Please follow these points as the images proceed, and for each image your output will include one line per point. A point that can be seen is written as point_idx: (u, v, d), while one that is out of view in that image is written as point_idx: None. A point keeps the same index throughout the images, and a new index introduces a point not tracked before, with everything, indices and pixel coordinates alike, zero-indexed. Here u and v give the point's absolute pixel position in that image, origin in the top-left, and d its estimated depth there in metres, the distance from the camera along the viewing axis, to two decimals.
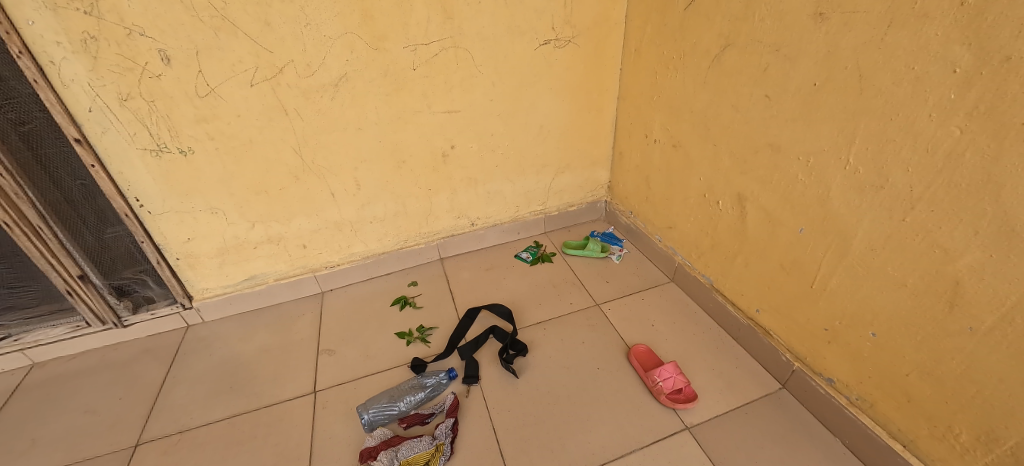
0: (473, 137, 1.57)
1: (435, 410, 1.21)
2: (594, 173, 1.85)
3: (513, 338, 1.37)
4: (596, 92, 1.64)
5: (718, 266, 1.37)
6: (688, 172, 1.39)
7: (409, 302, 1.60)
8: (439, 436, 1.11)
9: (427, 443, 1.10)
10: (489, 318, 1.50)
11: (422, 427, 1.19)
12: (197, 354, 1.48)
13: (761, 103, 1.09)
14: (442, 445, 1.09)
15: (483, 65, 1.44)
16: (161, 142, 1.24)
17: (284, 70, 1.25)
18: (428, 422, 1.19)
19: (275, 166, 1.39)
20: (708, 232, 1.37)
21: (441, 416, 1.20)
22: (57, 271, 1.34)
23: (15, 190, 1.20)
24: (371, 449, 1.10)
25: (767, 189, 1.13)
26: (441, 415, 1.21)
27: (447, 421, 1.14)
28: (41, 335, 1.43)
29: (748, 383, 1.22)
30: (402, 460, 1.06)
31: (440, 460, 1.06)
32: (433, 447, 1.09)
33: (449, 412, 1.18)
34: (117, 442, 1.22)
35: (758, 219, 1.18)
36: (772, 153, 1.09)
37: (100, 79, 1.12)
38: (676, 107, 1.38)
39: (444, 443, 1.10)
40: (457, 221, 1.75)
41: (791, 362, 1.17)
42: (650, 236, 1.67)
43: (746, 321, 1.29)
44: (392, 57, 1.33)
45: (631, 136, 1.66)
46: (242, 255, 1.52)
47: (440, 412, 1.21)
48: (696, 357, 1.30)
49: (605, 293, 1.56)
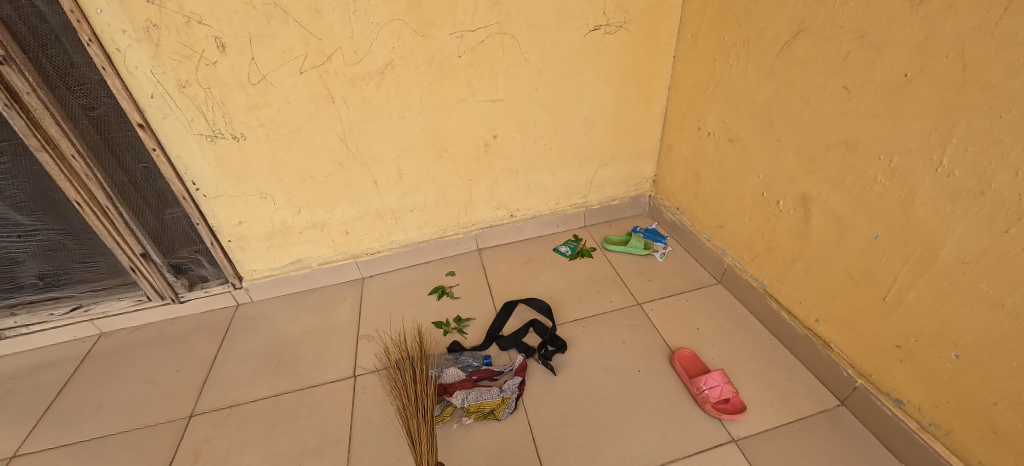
0: (516, 127, 1.53)
1: (504, 368, 1.28)
2: (639, 166, 1.77)
3: (552, 334, 1.35)
4: (646, 81, 1.56)
5: (773, 271, 1.29)
6: (745, 169, 1.30)
7: (446, 292, 1.60)
8: (505, 390, 1.19)
9: (494, 393, 1.18)
10: (525, 311, 1.49)
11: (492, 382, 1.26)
12: (246, 332, 1.55)
13: (836, 96, 0.99)
14: (505, 399, 1.17)
15: (529, 53, 1.39)
16: (216, 128, 1.28)
17: (333, 58, 1.25)
18: (497, 378, 1.26)
19: (321, 153, 1.41)
20: (764, 234, 1.28)
21: (509, 375, 1.27)
22: (122, 248, 1.42)
23: (86, 172, 1.27)
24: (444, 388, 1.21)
25: (839, 190, 1.03)
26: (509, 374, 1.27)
27: (513, 379, 1.21)
28: (109, 307, 1.53)
29: (802, 397, 1.15)
30: (472, 403, 1.16)
31: (504, 412, 1.15)
32: (500, 397, 1.17)
33: (518, 371, 1.24)
34: (175, 411, 1.30)
35: (824, 223, 1.09)
36: (846, 152, 0.99)
37: (161, 66, 1.16)
38: (735, 99, 1.29)
39: (510, 397, 1.17)
40: (496, 212, 1.72)
41: (853, 378, 1.09)
42: (698, 234, 1.59)
43: (803, 331, 1.21)
44: (437, 44, 1.31)
45: (682, 128, 1.57)
46: (288, 239, 1.56)
47: (509, 371, 1.27)
48: (745, 365, 1.23)
49: (647, 293, 1.50)
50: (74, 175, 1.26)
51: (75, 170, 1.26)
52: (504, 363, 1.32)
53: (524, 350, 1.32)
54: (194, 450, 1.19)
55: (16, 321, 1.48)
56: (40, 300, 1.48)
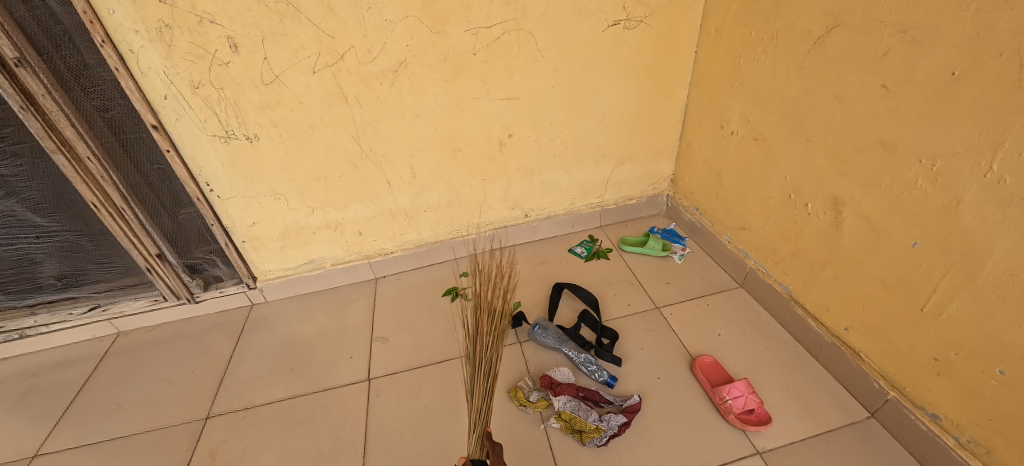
0: (532, 125, 1.49)
1: (614, 400, 1.16)
2: (657, 165, 1.72)
3: (603, 326, 1.33)
4: (666, 77, 1.51)
5: (799, 276, 1.24)
6: (771, 170, 1.25)
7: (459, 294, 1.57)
8: (604, 421, 1.08)
9: (591, 417, 1.09)
10: (574, 301, 1.50)
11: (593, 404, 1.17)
12: (261, 332, 1.55)
13: (874, 95, 0.93)
14: (601, 429, 1.06)
15: (546, 49, 1.35)
16: (229, 129, 1.27)
17: (345, 56, 1.23)
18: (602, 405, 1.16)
19: (335, 153, 1.39)
20: (790, 238, 1.23)
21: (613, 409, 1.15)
22: (138, 249, 1.42)
23: (102, 173, 1.27)
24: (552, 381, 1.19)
25: (874, 195, 0.98)
26: (614, 407, 1.15)
27: (618, 417, 1.09)
28: (125, 307, 1.54)
29: (830, 408, 1.10)
30: (565, 411, 1.10)
31: (588, 442, 1.05)
32: (595, 425, 1.07)
33: (627, 411, 1.11)
34: (191, 411, 1.30)
35: (857, 227, 1.04)
36: (883, 154, 0.94)
37: (174, 67, 1.15)
38: (761, 96, 1.23)
39: (604, 430, 1.07)
40: (510, 212, 1.69)
41: (885, 390, 1.05)
42: (718, 235, 1.54)
43: (831, 339, 1.16)
44: (452, 41, 1.27)
45: (703, 126, 1.52)
46: (301, 240, 1.55)
47: (616, 404, 1.15)
48: (769, 373, 1.19)
49: (666, 296, 1.46)
50: (90, 177, 1.27)
51: (90, 171, 1.26)
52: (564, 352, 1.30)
53: (582, 344, 1.30)
54: (210, 452, 1.19)
55: (36, 320, 1.50)
56: (59, 300, 1.50)
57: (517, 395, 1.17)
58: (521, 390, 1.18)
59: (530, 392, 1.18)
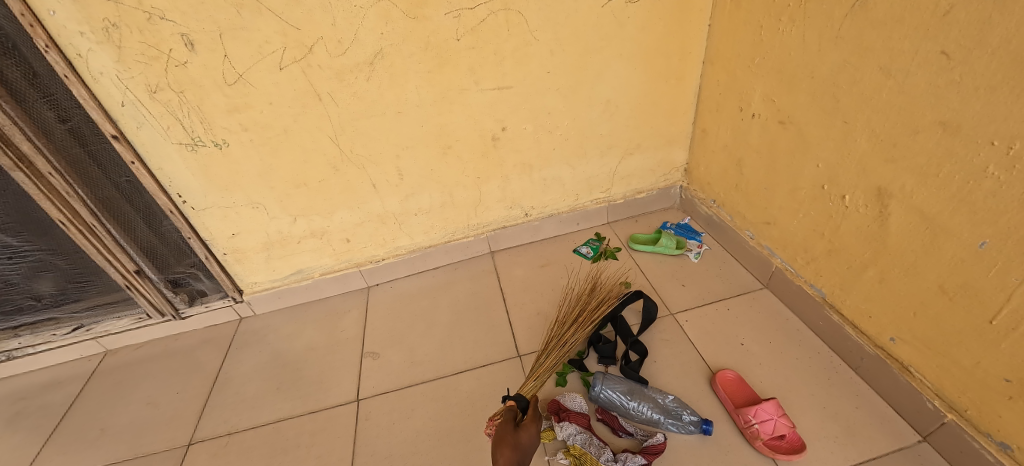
0: (528, 117, 1.36)
1: (635, 431, 1.02)
2: (670, 154, 1.57)
3: (635, 339, 1.18)
4: (677, 56, 1.35)
5: (835, 278, 1.08)
6: (802, 157, 1.09)
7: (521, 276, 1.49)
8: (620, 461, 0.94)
9: (603, 457, 0.95)
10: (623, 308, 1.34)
11: (610, 436, 1.03)
12: (249, 348, 1.46)
13: (932, 64, 0.77)
14: None
15: (539, 31, 1.21)
16: (196, 135, 1.17)
17: (314, 49, 1.11)
18: (621, 436, 1.02)
19: (313, 157, 1.27)
20: (824, 234, 1.08)
21: (635, 444, 1.00)
22: (114, 266, 1.35)
23: (67, 189, 1.19)
24: (560, 409, 1.07)
25: (930, 185, 0.82)
26: (636, 442, 1.01)
27: (637, 458, 0.93)
28: (110, 326, 1.48)
29: (874, 431, 0.96)
30: (573, 445, 0.98)
31: None
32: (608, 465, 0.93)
33: (648, 449, 0.95)
34: (174, 438, 1.23)
35: (908, 224, 0.88)
36: (944, 135, 0.78)
37: (127, 71, 1.05)
38: (788, 73, 1.07)
39: None
40: (509, 211, 1.56)
41: (941, 412, 0.90)
42: (739, 231, 1.39)
43: (874, 351, 1.01)
44: (432, 27, 1.14)
45: (721, 109, 1.35)
46: (286, 250, 1.45)
47: (639, 437, 1.01)
48: (801, 390, 1.05)
49: (681, 300, 1.32)
50: (54, 194, 1.19)
51: (54, 187, 1.18)
52: (591, 365, 1.19)
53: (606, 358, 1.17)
54: None
55: (21, 342, 1.45)
56: (41, 321, 1.44)
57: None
58: None
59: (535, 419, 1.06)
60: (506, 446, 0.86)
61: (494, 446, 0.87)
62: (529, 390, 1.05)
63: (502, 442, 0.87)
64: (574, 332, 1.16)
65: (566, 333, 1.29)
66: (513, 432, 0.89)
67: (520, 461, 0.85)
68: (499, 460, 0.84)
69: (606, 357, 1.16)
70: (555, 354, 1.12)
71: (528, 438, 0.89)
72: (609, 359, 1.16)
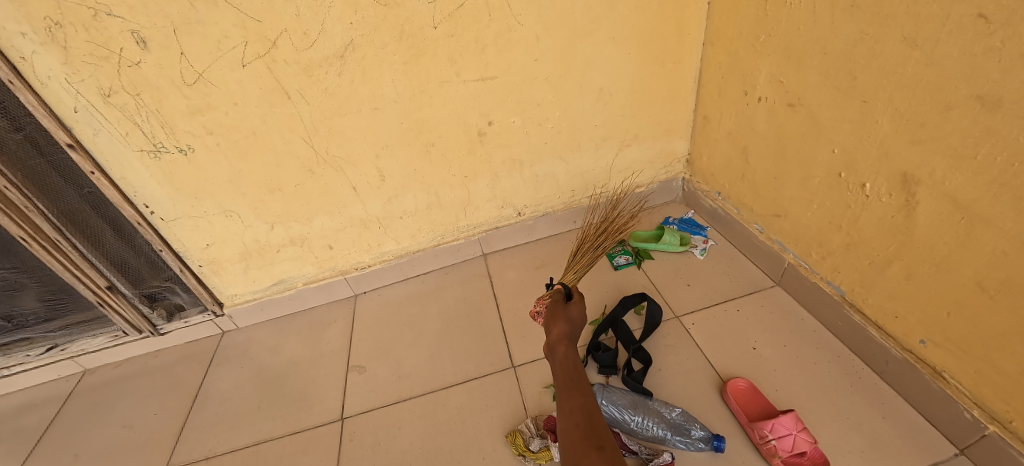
0: (516, 109, 1.26)
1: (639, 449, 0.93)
2: (670, 144, 1.47)
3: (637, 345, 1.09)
4: (674, 38, 1.25)
5: (854, 275, 0.98)
6: (814, 142, 0.99)
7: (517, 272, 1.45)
8: None
9: None
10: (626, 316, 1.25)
11: None
12: (230, 364, 1.39)
13: (967, 29, 0.67)
14: None
15: (523, 15, 1.11)
16: (157, 141, 1.09)
17: (278, 43, 1.02)
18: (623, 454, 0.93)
19: (286, 160, 1.19)
20: (841, 227, 0.98)
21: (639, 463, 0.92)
22: (84, 283, 1.27)
23: (25, 203, 1.11)
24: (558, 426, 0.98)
25: (965, 169, 0.72)
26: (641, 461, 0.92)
27: None
28: (86, 345, 1.41)
29: (904, 444, 0.86)
30: None
31: None
32: None
33: None
34: (150, 463, 1.16)
35: (939, 214, 0.78)
36: (981, 111, 0.68)
37: (77, 73, 0.97)
38: (797, 50, 0.97)
39: None
40: (501, 211, 1.47)
41: (981, 423, 0.80)
42: (747, 225, 1.29)
43: (902, 355, 0.91)
44: (406, 14, 1.04)
45: (724, 94, 1.25)
46: (265, 259, 1.37)
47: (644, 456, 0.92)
48: (821, 399, 0.96)
49: (686, 301, 1.23)
50: (12, 209, 1.11)
51: (12, 202, 1.11)
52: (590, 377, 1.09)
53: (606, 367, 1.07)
54: None
55: None
56: (13, 342, 1.37)
57: (515, 443, 0.97)
58: (520, 436, 0.98)
59: (530, 438, 0.98)
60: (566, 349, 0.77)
61: (548, 322, 0.85)
62: (571, 277, 1.09)
63: (554, 318, 0.85)
64: (600, 236, 1.24)
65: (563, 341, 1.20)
66: (565, 307, 0.88)
67: (573, 332, 0.83)
68: (553, 331, 0.82)
69: (607, 366, 1.07)
70: (587, 253, 1.18)
71: (579, 311, 0.88)
72: (609, 367, 1.07)
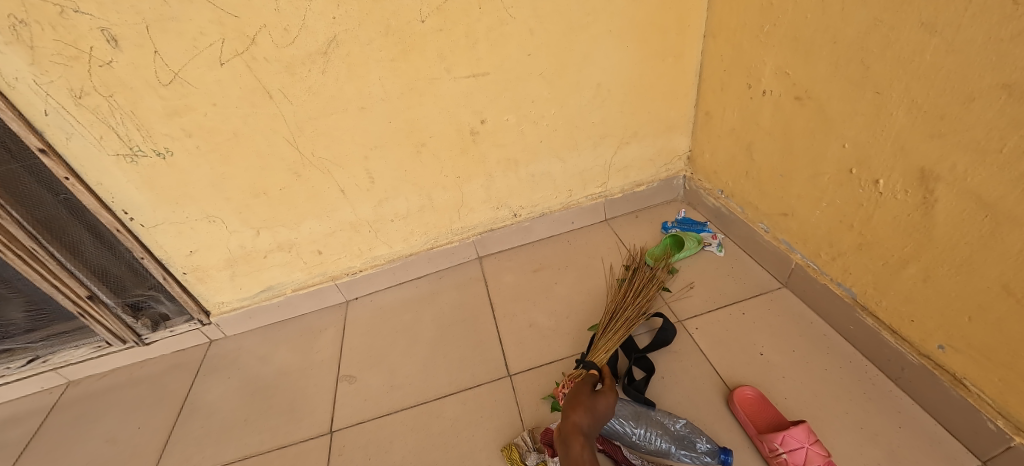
0: (510, 106, 1.21)
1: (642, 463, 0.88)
2: (671, 141, 1.42)
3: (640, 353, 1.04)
4: (674, 30, 1.19)
5: (867, 276, 0.93)
6: (823, 137, 0.94)
7: (514, 275, 1.40)
8: None
9: None
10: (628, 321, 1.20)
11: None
12: (218, 374, 1.34)
13: (992, 13, 0.61)
14: None
15: (515, 7, 1.06)
16: (134, 145, 1.04)
17: (258, 39, 0.97)
18: None
19: (270, 163, 1.14)
20: (853, 226, 0.93)
21: None
22: (63, 293, 1.22)
23: None
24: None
25: (990, 164, 0.67)
26: None
27: None
28: (68, 356, 1.36)
29: (922, 455, 0.82)
30: None
31: None
32: None
33: None
34: None
35: (961, 212, 0.73)
36: (1008, 102, 0.62)
37: (45, 74, 0.92)
38: (805, 40, 0.92)
39: None
40: (496, 212, 1.43)
41: (1006, 434, 0.75)
42: (752, 224, 1.24)
43: (919, 361, 0.86)
44: (392, 7, 0.99)
45: (726, 88, 1.20)
46: (252, 266, 1.33)
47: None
48: (833, 408, 0.91)
49: (690, 305, 1.18)
50: None
51: None
52: None
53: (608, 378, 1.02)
54: None
55: None
56: None
57: (510, 457, 0.94)
58: (516, 449, 0.94)
59: (527, 452, 0.94)
60: (580, 405, 0.81)
61: (567, 408, 0.81)
62: (604, 359, 0.99)
63: (578, 404, 0.81)
64: (637, 298, 1.11)
65: (562, 348, 1.15)
66: (590, 396, 0.84)
67: (593, 426, 0.79)
68: (572, 418, 0.78)
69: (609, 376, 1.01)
70: (622, 320, 1.06)
71: (605, 406, 0.83)
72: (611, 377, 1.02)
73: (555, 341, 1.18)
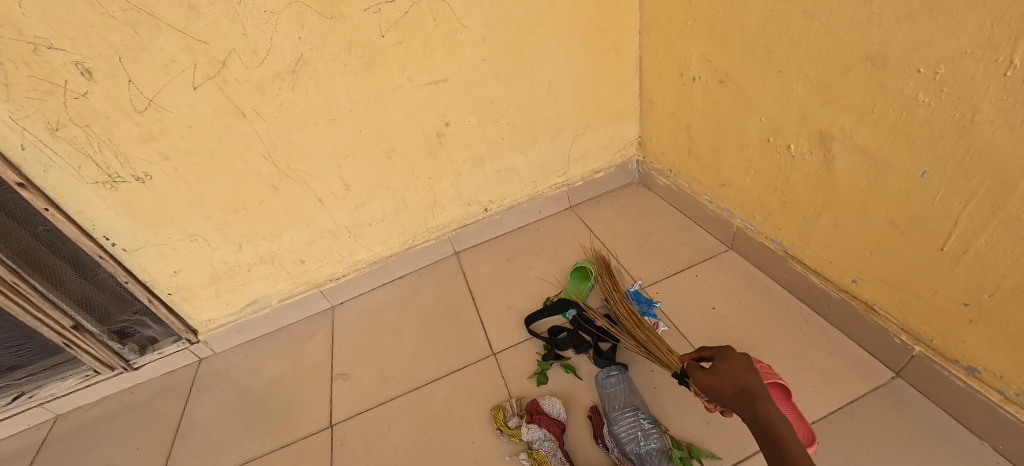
0: (470, 108, 1.31)
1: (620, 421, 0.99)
2: (621, 129, 1.55)
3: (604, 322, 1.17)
4: (612, 29, 1.32)
5: (793, 230, 1.08)
6: (744, 113, 1.08)
7: (490, 266, 1.50)
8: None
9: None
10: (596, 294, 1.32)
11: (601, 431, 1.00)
12: (212, 390, 1.38)
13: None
14: None
15: (467, 18, 1.16)
16: (112, 172, 1.08)
17: (228, 63, 1.03)
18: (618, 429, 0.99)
19: (247, 178, 1.20)
20: (777, 187, 1.07)
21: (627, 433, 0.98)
22: (47, 325, 1.23)
23: None
24: (536, 410, 1.03)
25: (867, 121, 0.81)
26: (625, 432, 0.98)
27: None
28: (55, 389, 1.36)
29: (848, 374, 0.96)
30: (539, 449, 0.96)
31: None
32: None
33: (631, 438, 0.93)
34: None
35: (852, 164, 0.87)
36: (872, 70, 0.77)
37: (21, 109, 0.95)
38: (721, 30, 1.06)
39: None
40: (468, 208, 1.52)
41: (909, 346, 0.90)
42: (698, 197, 1.38)
43: (838, 295, 1.01)
44: (352, 25, 1.08)
45: (663, 77, 1.34)
46: (236, 281, 1.37)
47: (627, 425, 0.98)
48: (775, 345, 1.04)
49: (650, 274, 1.30)
50: None
51: None
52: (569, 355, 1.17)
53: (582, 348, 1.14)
54: None
55: None
56: None
57: (496, 416, 1.04)
58: (502, 411, 1.05)
59: (511, 415, 1.04)
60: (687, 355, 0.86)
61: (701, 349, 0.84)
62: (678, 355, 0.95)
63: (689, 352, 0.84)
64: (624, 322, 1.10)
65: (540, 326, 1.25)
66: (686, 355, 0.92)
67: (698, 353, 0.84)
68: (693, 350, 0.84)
69: (579, 345, 1.15)
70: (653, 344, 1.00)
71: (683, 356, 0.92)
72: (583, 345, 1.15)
73: (533, 319, 1.28)
